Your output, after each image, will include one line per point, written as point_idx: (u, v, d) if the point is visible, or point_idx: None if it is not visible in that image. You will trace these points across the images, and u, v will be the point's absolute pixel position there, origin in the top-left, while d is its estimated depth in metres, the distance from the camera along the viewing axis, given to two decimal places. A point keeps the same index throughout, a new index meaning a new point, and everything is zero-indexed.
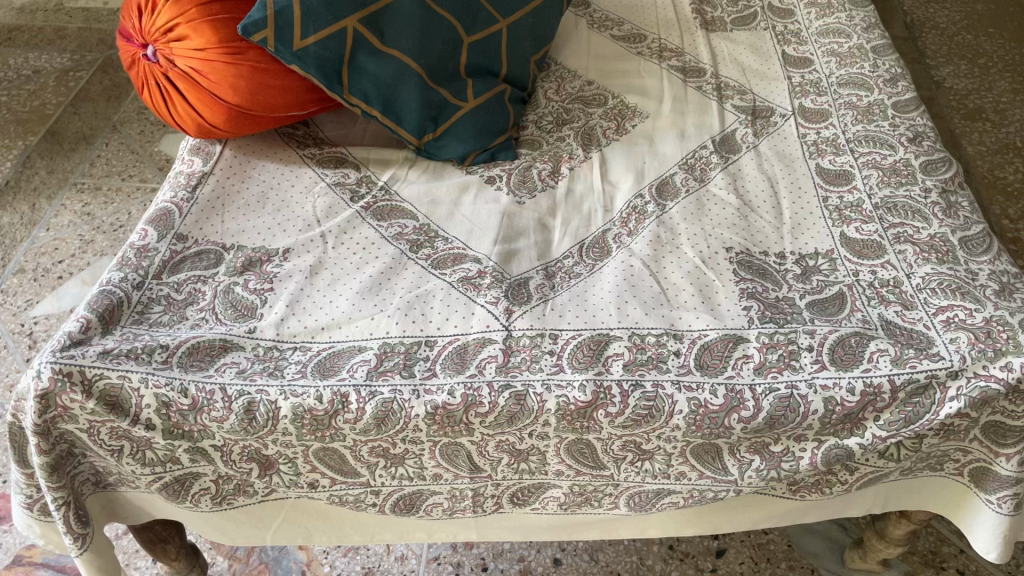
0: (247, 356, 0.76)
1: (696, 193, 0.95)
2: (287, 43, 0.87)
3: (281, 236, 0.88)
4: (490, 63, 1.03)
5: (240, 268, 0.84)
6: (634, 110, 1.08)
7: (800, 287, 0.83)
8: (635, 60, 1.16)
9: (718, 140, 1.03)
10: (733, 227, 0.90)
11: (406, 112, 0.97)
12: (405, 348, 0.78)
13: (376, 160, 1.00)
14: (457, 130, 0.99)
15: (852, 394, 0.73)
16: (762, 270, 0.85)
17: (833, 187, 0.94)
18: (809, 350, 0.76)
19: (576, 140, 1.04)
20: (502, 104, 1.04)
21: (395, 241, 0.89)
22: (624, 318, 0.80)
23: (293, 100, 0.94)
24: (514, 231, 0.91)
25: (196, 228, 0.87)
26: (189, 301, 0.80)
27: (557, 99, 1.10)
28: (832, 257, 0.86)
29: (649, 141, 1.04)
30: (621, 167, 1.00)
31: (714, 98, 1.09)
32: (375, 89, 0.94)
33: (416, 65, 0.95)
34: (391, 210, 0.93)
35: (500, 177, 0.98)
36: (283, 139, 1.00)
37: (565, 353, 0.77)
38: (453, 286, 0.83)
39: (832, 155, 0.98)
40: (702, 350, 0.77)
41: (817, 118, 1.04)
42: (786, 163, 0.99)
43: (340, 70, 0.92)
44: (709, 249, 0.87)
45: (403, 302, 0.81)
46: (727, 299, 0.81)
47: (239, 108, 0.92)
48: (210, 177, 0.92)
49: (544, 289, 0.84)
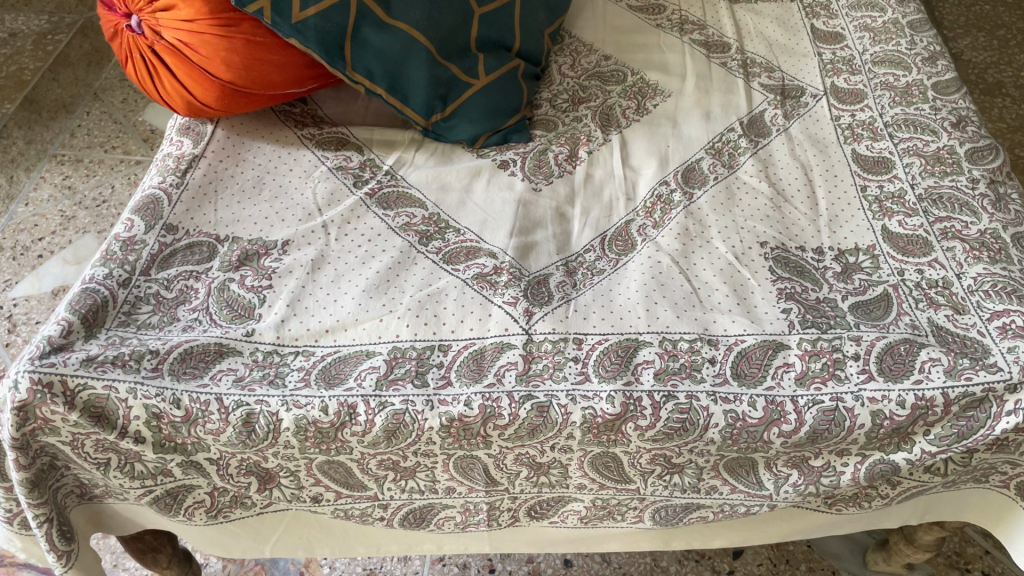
0: (245, 363, 0.70)
1: (725, 181, 0.89)
2: (284, 15, 0.80)
3: (279, 226, 0.81)
4: (503, 37, 0.95)
5: (236, 262, 0.77)
6: (655, 89, 1.01)
7: (842, 286, 0.77)
8: (655, 33, 1.09)
9: (747, 122, 0.96)
10: (766, 219, 0.84)
11: (413, 91, 0.89)
12: (417, 354, 0.71)
13: (380, 141, 0.93)
14: (468, 110, 0.92)
15: (902, 407, 0.68)
16: (800, 268, 0.79)
17: (872, 176, 0.88)
18: (855, 359, 0.70)
19: (595, 121, 0.97)
20: (516, 82, 0.96)
21: (403, 232, 0.83)
22: (653, 321, 0.73)
23: (290, 77, 0.86)
24: (530, 222, 0.85)
25: (187, 218, 0.80)
26: (180, 300, 0.73)
27: (573, 76, 1.03)
28: (873, 254, 0.80)
29: (672, 123, 0.97)
30: (643, 152, 0.93)
31: (741, 76, 1.02)
32: (379, 65, 0.87)
33: (425, 39, 0.88)
34: (397, 197, 0.86)
35: (514, 161, 0.92)
36: (280, 117, 0.93)
37: (590, 360, 0.71)
38: (467, 284, 0.77)
39: (869, 141, 0.92)
40: (739, 358, 0.71)
41: (851, 99, 0.98)
42: (820, 148, 0.92)
43: (342, 45, 0.85)
44: (742, 245, 0.81)
45: (413, 302, 0.75)
46: (764, 301, 0.75)
47: (232, 86, 0.84)
48: (201, 160, 0.85)
49: (566, 287, 0.78)
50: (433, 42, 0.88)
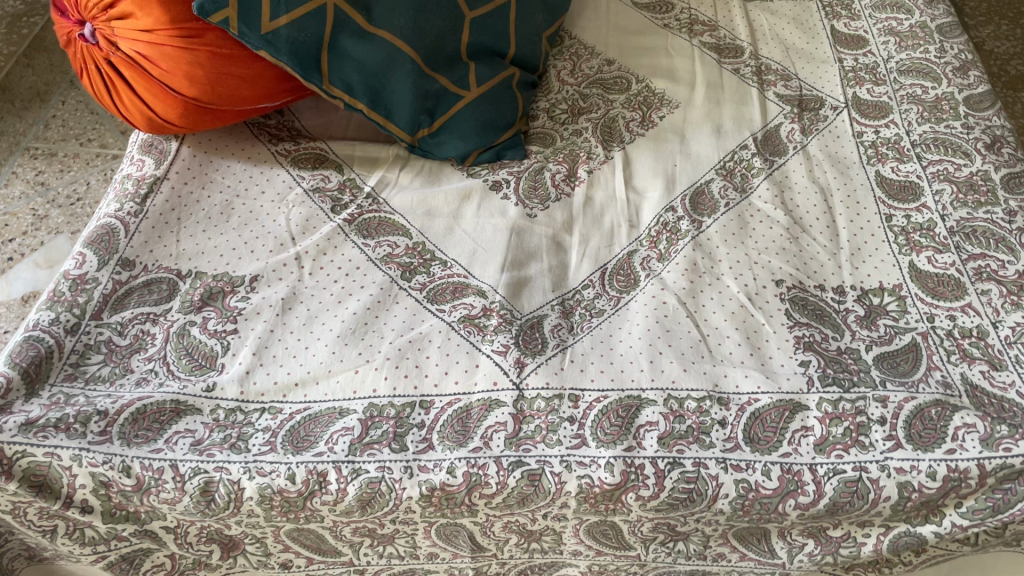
0: (204, 422, 0.63)
1: (737, 206, 0.81)
2: (253, 25, 0.72)
3: (247, 259, 0.74)
4: (497, 43, 0.87)
5: (198, 302, 0.70)
6: (661, 99, 0.93)
7: (864, 333, 0.70)
8: (662, 34, 1.01)
9: (761, 138, 0.89)
10: (782, 253, 0.77)
11: (398, 105, 0.82)
12: (395, 411, 0.64)
13: (361, 158, 0.85)
14: (458, 125, 0.85)
15: (932, 479, 0.61)
16: (819, 311, 0.72)
17: (898, 203, 0.81)
18: (881, 423, 0.63)
19: (596, 135, 0.89)
20: (510, 92, 0.88)
21: (384, 265, 0.75)
22: (658, 375, 0.66)
23: (262, 91, 0.78)
24: (524, 254, 0.77)
25: (146, 251, 0.72)
26: (135, 348, 0.66)
27: (573, 82, 0.95)
28: (899, 296, 0.73)
29: (680, 138, 0.89)
30: (648, 171, 0.86)
31: (755, 84, 0.94)
32: (360, 77, 0.79)
33: (410, 48, 0.79)
34: (379, 224, 0.79)
35: (507, 181, 0.84)
36: (252, 131, 0.85)
37: (587, 421, 0.64)
38: (453, 328, 0.70)
39: (895, 162, 0.84)
40: (752, 419, 0.64)
41: (874, 113, 0.90)
42: (841, 170, 0.85)
43: (318, 56, 0.77)
44: (756, 283, 0.74)
45: (393, 349, 0.68)
46: (780, 351, 0.68)
47: (196, 101, 0.76)
48: (164, 183, 0.77)
49: (561, 332, 0.71)
50: (419, 52, 0.80)
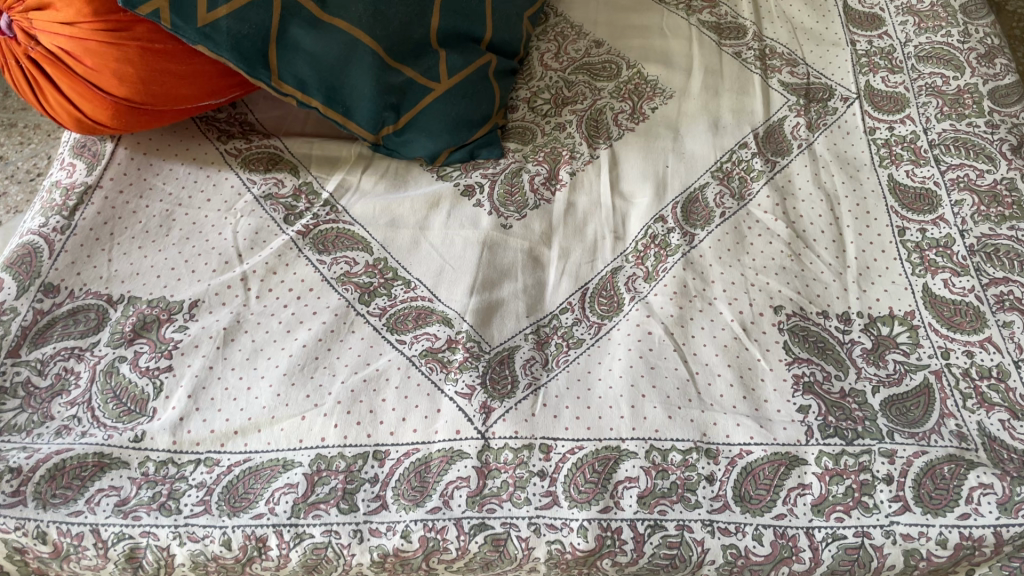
0: (131, 478, 0.56)
1: (734, 216, 0.74)
2: (188, 17, 0.64)
3: (188, 280, 0.67)
4: (471, 28, 0.78)
5: (129, 333, 0.63)
6: (654, 87, 0.85)
7: (871, 371, 0.63)
8: (657, 12, 0.91)
9: (763, 135, 0.80)
10: (783, 273, 0.69)
11: (358, 101, 0.73)
12: (345, 465, 0.58)
13: (320, 158, 0.77)
14: (426, 122, 0.76)
15: (943, 547, 0.55)
16: (821, 344, 0.65)
17: (912, 215, 0.73)
18: (887, 482, 0.57)
19: (580, 131, 0.81)
20: (486, 82, 0.80)
21: (340, 286, 0.68)
22: (640, 423, 0.59)
23: (202, 89, 0.70)
24: (496, 273, 0.70)
25: (73, 274, 0.65)
26: (56, 390, 0.60)
27: (557, 67, 0.86)
28: (911, 326, 0.66)
29: (673, 134, 0.81)
30: (637, 174, 0.78)
31: (758, 71, 0.86)
32: (314, 72, 0.71)
33: (370, 39, 0.71)
34: (336, 237, 0.71)
35: (480, 186, 0.76)
36: (199, 127, 0.77)
37: (560, 476, 0.57)
38: (413, 364, 0.63)
39: (911, 166, 0.76)
40: (744, 475, 0.57)
41: (889, 106, 0.81)
42: (850, 173, 0.77)
43: (265, 50, 0.68)
44: (752, 310, 0.66)
45: (345, 390, 0.61)
46: (776, 394, 0.61)
47: (128, 101, 0.68)
48: (96, 192, 0.70)
49: (534, 367, 0.63)
50: (380, 42, 0.72)
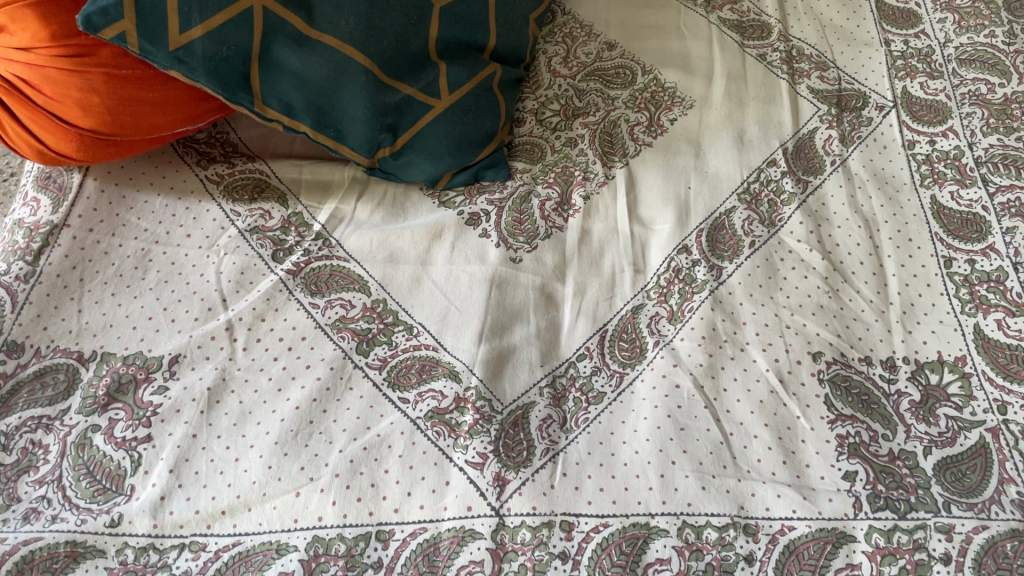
0: (108, 569, 0.50)
1: (764, 246, 0.67)
2: (159, 40, 0.57)
3: (167, 332, 0.60)
4: (474, 36, 0.71)
5: (103, 397, 0.57)
6: (672, 96, 0.78)
7: (922, 429, 0.57)
8: (673, 9, 0.85)
9: (793, 150, 0.74)
10: (820, 314, 0.63)
11: (351, 124, 0.66)
12: (345, 548, 0.52)
13: (310, 184, 0.70)
14: (426, 143, 0.70)
15: None
16: (866, 397, 0.59)
17: (960, 243, 0.67)
18: (945, 562, 0.51)
19: (594, 147, 0.75)
20: (491, 96, 0.73)
21: (336, 334, 0.62)
22: (670, 495, 0.54)
23: (175, 115, 0.63)
24: (507, 315, 0.64)
25: (38, 329, 0.59)
26: (22, 467, 0.54)
27: (566, 74, 0.80)
28: (962, 373, 0.60)
29: (695, 149, 0.74)
30: (656, 196, 0.71)
31: (785, 76, 0.79)
32: (302, 94, 0.64)
33: (362, 56, 0.64)
34: (330, 276, 0.65)
35: (486, 214, 0.70)
36: (177, 151, 0.70)
37: (583, 558, 0.51)
38: (419, 428, 0.57)
39: (955, 186, 0.70)
40: (787, 555, 0.52)
41: (930, 117, 0.75)
42: (889, 194, 0.70)
43: (247, 72, 0.61)
44: (788, 357, 0.61)
45: (343, 461, 0.55)
46: (819, 458, 0.56)
47: (95, 131, 0.61)
48: (63, 231, 0.63)
49: (551, 428, 0.58)
50: (374, 59, 0.64)
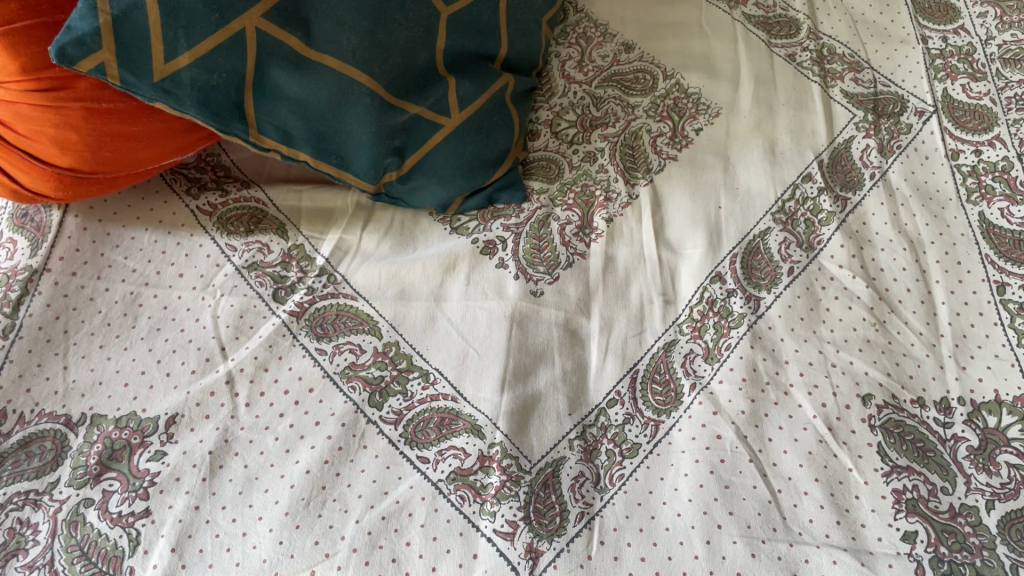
0: None
1: (804, 273, 0.62)
2: (141, 70, 0.51)
3: (162, 389, 0.55)
4: (484, 46, 0.65)
5: (94, 466, 0.52)
6: (697, 102, 0.72)
7: (983, 480, 0.54)
8: (693, 5, 0.79)
9: (829, 162, 0.69)
10: (868, 350, 0.59)
11: (354, 150, 0.61)
12: None
13: (311, 212, 0.65)
14: (435, 166, 0.64)
15: None
16: (921, 445, 0.55)
17: (1013, 266, 0.62)
18: None
19: (615, 162, 0.69)
20: (503, 110, 0.67)
21: (345, 384, 0.57)
22: (718, 564, 0.49)
23: (163, 149, 0.57)
24: (530, 357, 0.59)
25: (20, 391, 0.54)
26: (9, 549, 0.49)
27: (581, 80, 0.74)
28: (1023, 415, 0.56)
29: (724, 162, 0.69)
30: (685, 217, 0.66)
31: (817, 79, 0.73)
32: (301, 120, 0.58)
33: (366, 76, 0.58)
34: (336, 317, 0.60)
35: (502, 241, 0.65)
36: (164, 179, 0.64)
37: None
38: (441, 492, 0.52)
39: (1005, 203, 0.66)
40: None
41: (974, 123, 0.70)
42: (934, 211, 0.66)
43: (240, 100, 0.55)
44: (836, 401, 0.56)
45: (361, 534, 0.50)
46: (875, 516, 0.51)
47: (74, 170, 0.56)
48: (43, 277, 0.58)
49: (584, 488, 0.53)
50: (379, 79, 0.59)
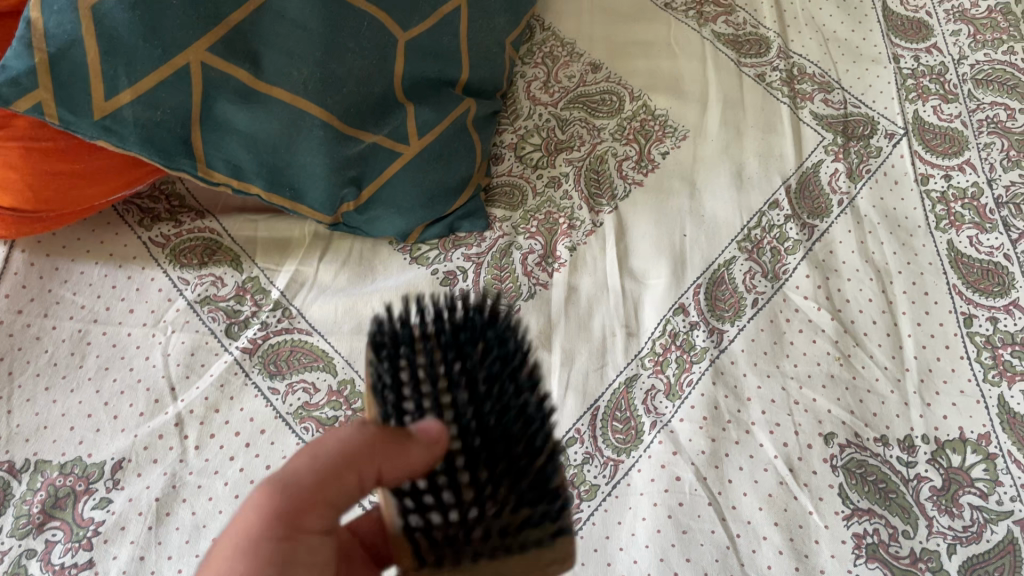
0: None
1: (768, 304, 0.61)
2: (80, 109, 0.50)
3: (109, 432, 0.54)
4: (445, 70, 0.64)
5: (37, 515, 0.51)
6: (664, 125, 0.71)
7: (945, 523, 0.53)
8: (662, 22, 0.77)
9: (796, 188, 0.67)
10: (832, 386, 0.57)
11: (309, 182, 0.58)
12: None
13: (267, 242, 0.63)
14: (394, 196, 0.62)
15: None
16: (883, 486, 0.54)
17: (981, 297, 0.61)
18: None
19: (579, 188, 0.68)
20: (466, 136, 0.66)
21: (297, 425, 0.55)
22: None
23: (109, 187, 0.56)
24: None
25: None
26: None
27: (546, 101, 0.73)
28: (987, 454, 0.55)
29: (690, 188, 0.67)
30: (649, 246, 0.65)
31: (786, 100, 0.72)
32: (251, 154, 0.56)
33: (318, 109, 0.56)
34: (290, 353, 0.58)
35: (462, 271, 0.64)
36: (116, 210, 0.63)
37: None
38: None
39: (974, 231, 0.64)
40: None
41: (945, 147, 0.69)
42: (902, 239, 0.64)
43: (187, 135, 0.54)
44: (798, 441, 0.55)
45: None
46: (835, 562, 0.51)
47: (17, 209, 0.54)
48: None
49: None
50: (333, 110, 0.56)
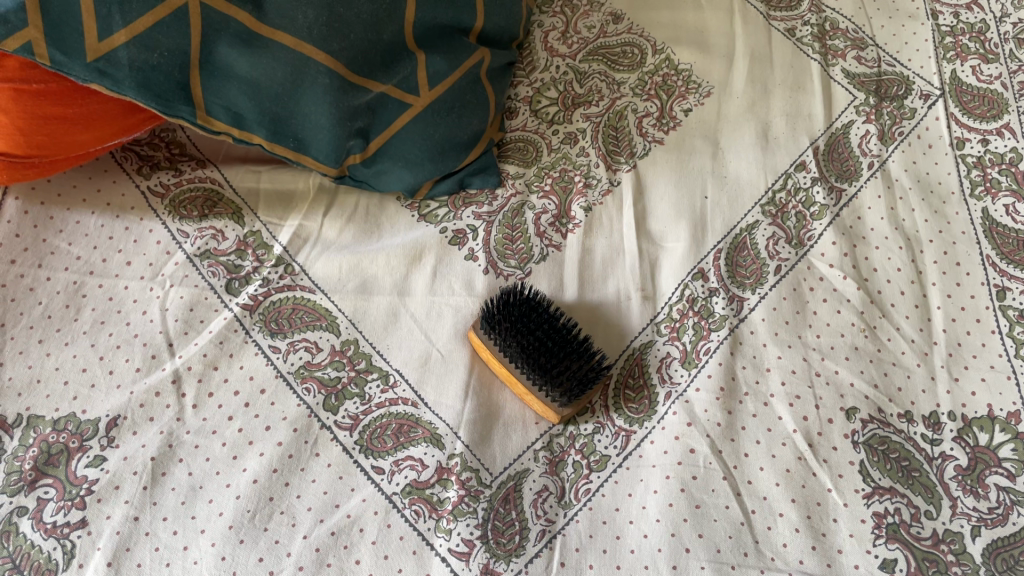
0: None
1: (791, 272, 0.59)
2: (73, 51, 0.47)
3: (104, 388, 0.52)
4: (460, 19, 0.59)
5: (30, 472, 0.49)
6: (687, 80, 0.68)
7: (969, 504, 0.50)
8: None
9: (824, 149, 0.64)
10: (856, 359, 0.55)
11: (313, 132, 0.55)
12: None
13: (269, 195, 0.62)
14: (401, 148, 0.59)
15: None
16: (906, 464, 0.51)
17: (1015, 270, 0.59)
18: None
19: (596, 145, 0.65)
20: (479, 87, 0.62)
21: (300, 386, 0.54)
22: None
23: (103, 131, 0.54)
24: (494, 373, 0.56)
25: None
26: None
27: (564, 53, 0.70)
28: (1016, 433, 0.52)
29: (712, 147, 0.64)
30: (668, 208, 0.62)
31: (816, 57, 0.69)
32: (252, 101, 0.53)
33: (323, 54, 0.52)
34: (292, 311, 0.57)
35: (472, 230, 0.61)
36: (114, 157, 0.62)
37: None
38: (395, 507, 0.50)
39: (1010, 198, 0.62)
40: None
41: (983, 110, 0.66)
42: (935, 206, 0.61)
43: (188, 81, 0.51)
44: (818, 415, 0.53)
45: (308, 551, 0.47)
46: (854, 541, 0.48)
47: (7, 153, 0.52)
48: None
49: (672, 368, 0.55)
50: (339, 56, 0.53)
